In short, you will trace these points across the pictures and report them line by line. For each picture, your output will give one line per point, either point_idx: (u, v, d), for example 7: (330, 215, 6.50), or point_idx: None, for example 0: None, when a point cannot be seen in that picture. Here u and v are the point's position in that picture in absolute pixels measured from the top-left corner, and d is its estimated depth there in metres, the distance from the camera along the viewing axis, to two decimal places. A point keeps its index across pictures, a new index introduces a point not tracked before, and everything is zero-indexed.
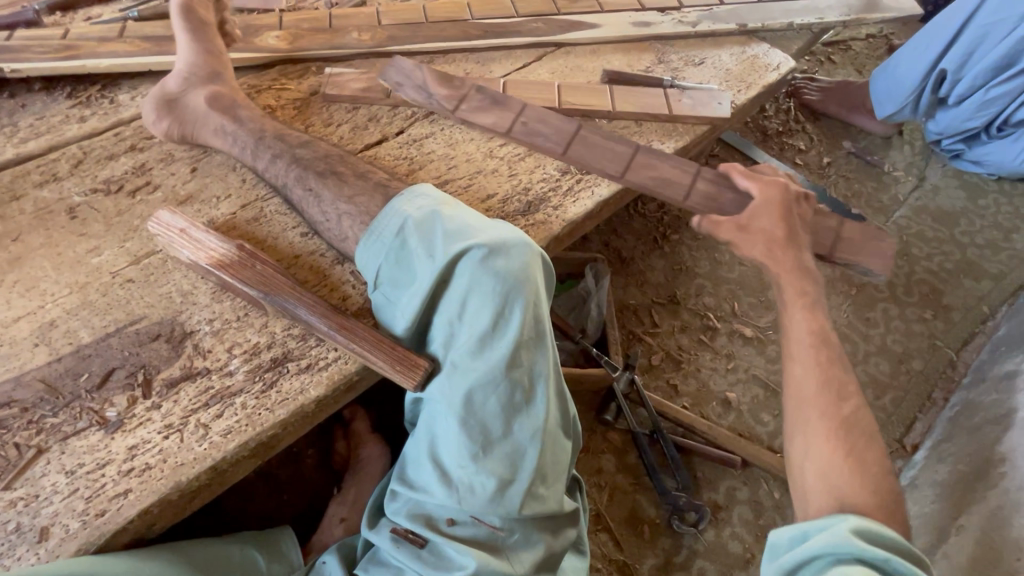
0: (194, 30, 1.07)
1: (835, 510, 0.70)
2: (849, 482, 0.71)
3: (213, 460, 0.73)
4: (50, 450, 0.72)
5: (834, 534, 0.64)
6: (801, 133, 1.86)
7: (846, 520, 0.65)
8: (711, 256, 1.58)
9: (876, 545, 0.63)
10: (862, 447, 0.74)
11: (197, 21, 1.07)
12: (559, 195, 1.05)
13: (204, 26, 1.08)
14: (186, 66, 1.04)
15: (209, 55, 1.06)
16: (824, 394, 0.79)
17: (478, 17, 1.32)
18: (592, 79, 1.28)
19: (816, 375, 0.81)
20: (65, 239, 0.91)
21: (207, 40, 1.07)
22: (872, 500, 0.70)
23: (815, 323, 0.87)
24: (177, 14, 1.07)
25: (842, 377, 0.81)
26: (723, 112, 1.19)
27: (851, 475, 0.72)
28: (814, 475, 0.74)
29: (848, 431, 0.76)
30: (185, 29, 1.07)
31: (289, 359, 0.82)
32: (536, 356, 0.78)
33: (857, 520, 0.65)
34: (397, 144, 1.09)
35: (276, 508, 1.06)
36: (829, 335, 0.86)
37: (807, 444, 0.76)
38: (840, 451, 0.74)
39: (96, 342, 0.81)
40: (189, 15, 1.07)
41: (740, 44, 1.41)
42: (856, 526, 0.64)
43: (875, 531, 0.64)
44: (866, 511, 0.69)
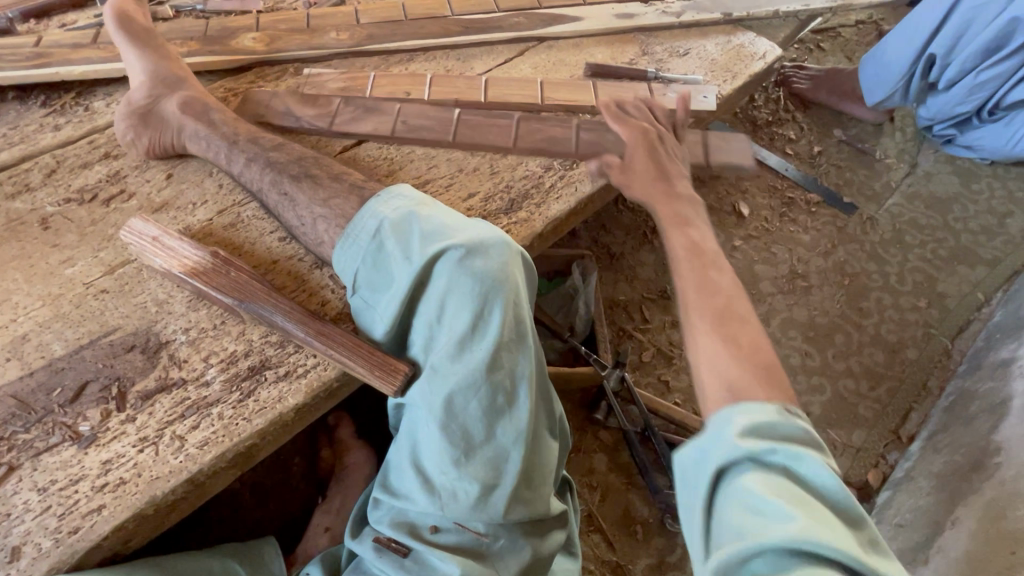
0: (134, 41, 1.04)
1: (725, 396, 0.65)
2: (733, 367, 0.68)
3: (189, 473, 0.71)
4: (22, 467, 0.70)
5: (729, 443, 0.57)
6: (792, 123, 1.83)
7: (736, 421, 0.59)
8: None
9: (770, 435, 0.57)
10: (738, 330, 0.72)
11: (136, 28, 1.06)
12: (541, 193, 1.04)
13: (142, 32, 1.06)
14: (146, 75, 1.02)
15: (163, 60, 1.04)
16: (701, 296, 0.78)
17: (459, 13, 1.29)
18: (575, 73, 1.25)
19: (693, 281, 0.81)
20: (37, 250, 0.89)
21: (151, 45, 1.05)
22: (755, 374, 0.67)
23: (688, 240, 0.89)
24: (114, 24, 1.05)
25: (717, 283, 0.80)
26: (708, 105, 1.18)
27: (736, 361, 0.68)
28: (702, 368, 0.70)
29: (722, 324, 0.73)
30: (124, 38, 1.05)
31: (267, 366, 0.80)
32: (517, 358, 0.76)
33: (746, 418, 0.59)
34: (376, 145, 1.07)
35: (264, 518, 1.05)
36: (704, 247, 0.87)
37: (693, 343, 0.73)
38: (719, 342, 0.71)
39: (69, 355, 0.79)
40: (124, 22, 1.05)
41: (725, 33, 1.39)
42: (747, 424, 0.58)
43: (766, 421, 0.58)
44: (750, 386, 0.65)
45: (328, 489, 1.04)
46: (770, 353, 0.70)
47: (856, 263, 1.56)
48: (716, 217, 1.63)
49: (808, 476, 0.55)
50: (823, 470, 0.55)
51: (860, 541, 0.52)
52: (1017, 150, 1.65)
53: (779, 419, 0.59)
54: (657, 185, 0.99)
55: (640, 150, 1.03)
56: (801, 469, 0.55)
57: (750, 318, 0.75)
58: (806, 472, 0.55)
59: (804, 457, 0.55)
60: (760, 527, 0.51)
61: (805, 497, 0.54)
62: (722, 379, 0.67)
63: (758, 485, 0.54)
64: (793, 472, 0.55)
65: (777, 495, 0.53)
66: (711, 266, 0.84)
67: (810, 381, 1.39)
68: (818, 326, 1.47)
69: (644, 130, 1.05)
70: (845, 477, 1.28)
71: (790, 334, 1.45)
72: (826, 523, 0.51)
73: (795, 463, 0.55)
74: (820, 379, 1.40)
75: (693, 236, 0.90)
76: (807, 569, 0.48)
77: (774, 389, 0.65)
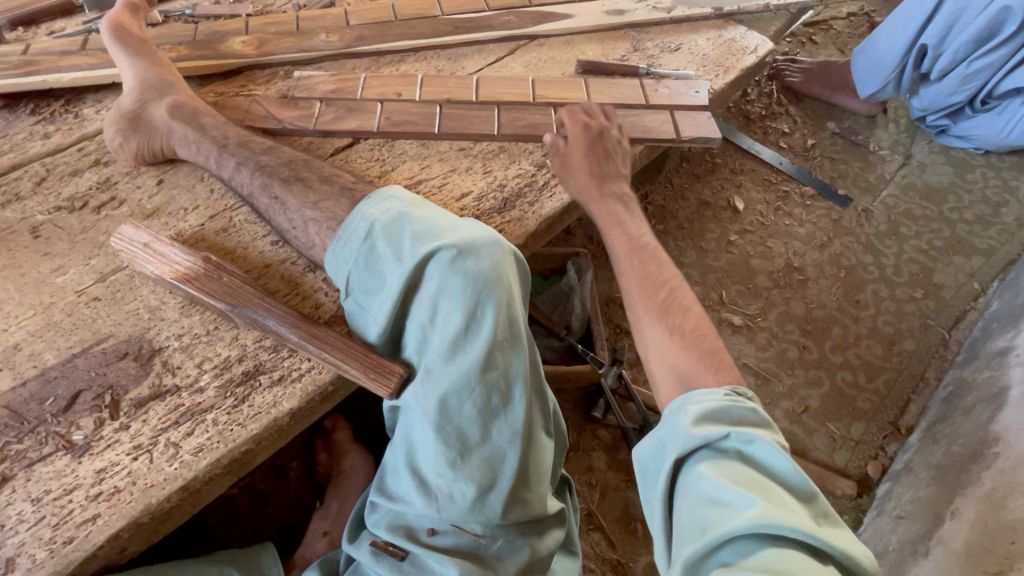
0: (131, 49, 1.04)
1: (676, 385, 0.71)
2: (682, 357, 0.73)
3: (184, 480, 0.71)
4: (15, 477, 0.70)
5: (684, 435, 0.61)
6: (785, 116, 1.83)
7: (689, 413, 0.63)
8: (698, 246, 1.57)
9: (722, 422, 0.61)
10: (681, 320, 0.78)
11: (133, 39, 1.05)
12: (534, 191, 1.03)
13: (140, 42, 1.06)
14: (138, 83, 1.02)
15: (157, 68, 1.04)
16: (646, 291, 0.83)
17: (449, 12, 1.29)
18: (566, 71, 1.25)
19: (636, 278, 0.86)
20: (28, 259, 0.88)
21: (146, 54, 1.05)
22: (701, 360, 0.72)
23: (627, 234, 0.93)
24: (109, 34, 1.05)
25: (658, 276, 0.85)
26: (700, 100, 1.18)
27: (683, 351, 0.74)
28: (657, 363, 0.76)
29: (668, 315, 0.79)
30: (119, 47, 1.05)
31: (261, 371, 0.80)
32: (512, 357, 0.76)
33: (696, 407, 0.63)
34: (368, 147, 1.07)
35: (263, 523, 1.05)
36: (642, 240, 0.92)
37: (646, 340, 0.79)
38: (667, 334, 0.77)
39: (62, 364, 0.78)
40: (121, 32, 1.05)
41: (717, 28, 1.38)
42: (699, 414, 0.62)
43: (716, 408, 0.62)
44: (697, 371, 0.71)
45: (326, 493, 1.04)
46: (713, 336, 0.76)
47: (852, 256, 1.56)
48: (711, 213, 1.63)
49: (761, 457, 0.58)
50: (773, 449, 0.58)
51: (813, 514, 0.55)
52: (1010, 139, 1.65)
53: (728, 405, 0.62)
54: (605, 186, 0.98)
55: (575, 151, 1.01)
56: (754, 451, 0.59)
57: (693, 305, 0.80)
58: (758, 454, 0.59)
59: (754, 439, 0.59)
60: (719, 513, 0.54)
61: (759, 478, 0.57)
62: (673, 370, 0.73)
63: (713, 472, 0.57)
64: (747, 455, 0.59)
65: (732, 479, 0.56)
66: (652, 260, 0.89)
67: (808, 374, 1.39)
68: (815, 319, 1.47)
69: (585, 130, 1.03)
70: (844, 470, 1.28)
71: (787, 328, 1.45)
72: (780, 501, 0.54)
73: (747, 446, 0.59)
74: (818, 372, 1.40)
75: (632, 228, 0.95)
76: (762, 544, 0.52)
77: (719, 370, 0.70)
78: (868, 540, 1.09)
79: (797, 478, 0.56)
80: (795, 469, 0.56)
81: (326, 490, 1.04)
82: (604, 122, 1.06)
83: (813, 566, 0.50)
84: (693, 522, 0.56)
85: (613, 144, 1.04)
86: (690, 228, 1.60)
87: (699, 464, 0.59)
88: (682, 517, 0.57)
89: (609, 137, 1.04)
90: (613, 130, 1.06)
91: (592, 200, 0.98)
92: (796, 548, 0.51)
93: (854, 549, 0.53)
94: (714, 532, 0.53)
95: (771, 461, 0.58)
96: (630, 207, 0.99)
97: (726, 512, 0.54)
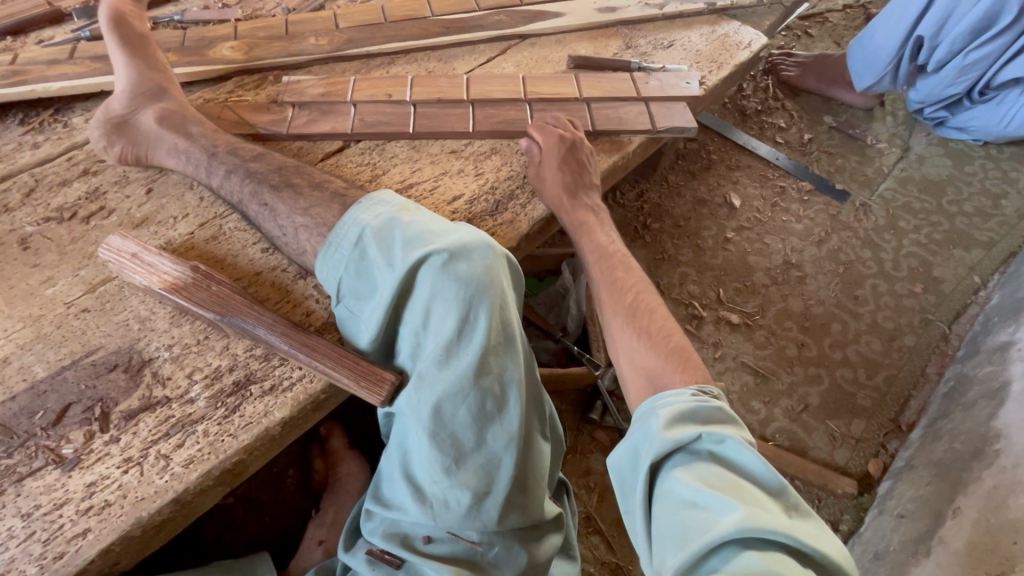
0: (132, 46, 1.03)
1: (645, 385, 0.74)
2: (651, 359, 0.76)
3: (174, 494, 0.70)
4: (5, 493, 0.69)
5: (656, 439, 0.60)
6: (781, 111, 1.82)
7: (660, 416, 0.63)
8: (694, 243, 1.56)
9: (692, 424, 0.61)
10: (649, 322, 0.80)
11: (136, 38, 1.03)
12: (526, 193, 1.02)
13: (141, 42, 1.04)
14: (128, 85, 1.00)
15: (152, 71, 1.02)
16: (615, 295, 0.86)
17: (439, 13, 1.28)
18: (558, 69, 1.24)
19: (606, 283, 0.88)
20: (16, 271, 0.87)
21: (145, 55, 1.03)
22: (668, 359, 0.75)
23: (600, 241, 0.95)
24: (109, 28, 1.02)
25: (626, 279, 0.88)
26: (692, 90, 1.17)
27: (652, 352, 0.76)
28: (628, 364, 0.79)
29: (636, 317, 0.81)
30: (119, 44, 1.02)
31: (252, 381, 0.79)
32: (506, 362, 0.75)
33: (667, 411, 0.63)
34: (358, 151, 1.06)
35: (259, 532, 1.04)
36: (613, 247, 0.95)
37: (618, 343, 0.81)
38: (636, 336, 0.79)
39: (51, 377, 0.78)
40: (123, 28, 1.03)
41: (710, 23, 1.37)
42: (669, 417, 0.62)
43: (685, 410, 0.62)
44: (665, 371, 0.73)
45: (321, 501, 1.03)
46: (679, 335, 0.79)
47: (851, 251, 1.55)
48: (708, 210, 1.61)
49: (733, 457, 0.59)
50: (743, 448, 0.58)
51: (788, 511, 0.55)
52: (1009, 130, 1.63)
53: (696, 406, 0.63)
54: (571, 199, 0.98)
55: (549, 162, 0.99)
56: (725, 451, 0.59)
57: (659, 307, 0.83)
58: (729, 454, 0.59)
59: (725, 439, 0.59)
60: (698, 517, 0.54)
61: (734, 479, 0.57)
62: (643, 372, 0.75)
63: (688, 476, 0.57)
64: (719, 456, 0.59)
65: (709, 482, 0.56)
66: (621, 266, 0.91)
67: (807, 372, 1.38)
68: (814, 316, 1.45)
69: (560, 141, 1.01)
70: (845, 468, 1.27)
71: (786, 325, 1.44)
72: (755, 499, 0.54)
73: (719, 447, 0.59)
74: (817, 370, 1.39)
75: (605, 234, 0.96)
76: (745, 551, 0.51)
77: (687, 367, 0.73)
78: (869, 539, 1.08)
79: (768, 474, 0.56)
80: (765, 466, 0.56)
81: (321, 498, 1.03)
82: (576, 132, 1.04)
83: (792, 563, 0.50)
84: (673, 528, 0.54)
85: (587, 155, 1.03)
86: (686, 225, 1.58)
87: (674, 471, 0.58)
88: (662, 524, 0.56)
89: (582, 148, 1.03)
90: (584, 140, 1.05)
91: (565, 210, 0.98)
92: (775, 546, 0.51)
93: (829, 543, 0.53)
94: (696, 538, 0.52)
95: (742, 460, 0.58)
96: (602, 216, 1.00)
97: (705, 517, 0.53)
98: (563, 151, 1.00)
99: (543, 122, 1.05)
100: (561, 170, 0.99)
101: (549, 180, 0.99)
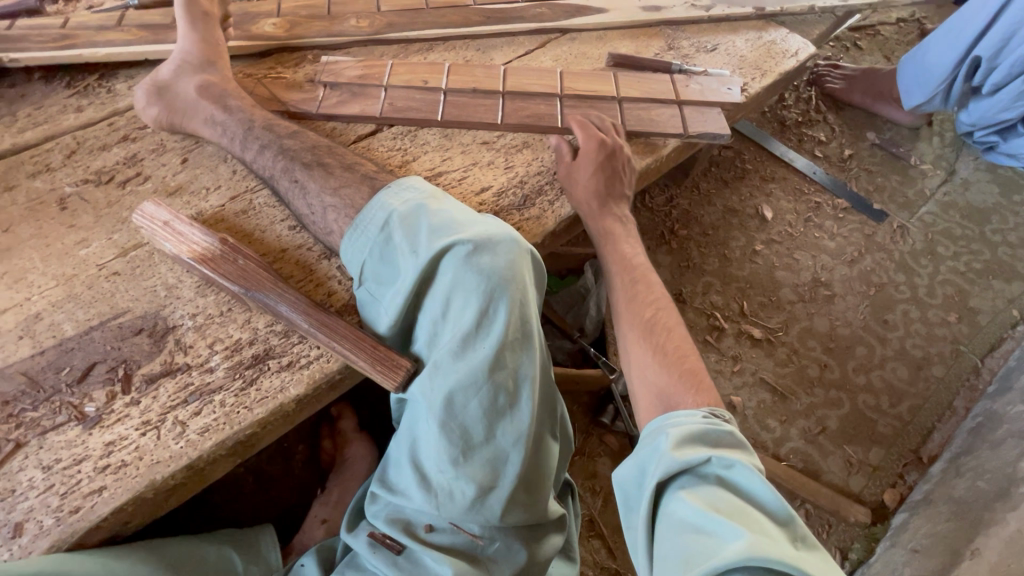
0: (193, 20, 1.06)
1: (655, 404, 0.73)
2: (663, 376, 0.75)
3: (187, 460, 0.72)
4: (29, 444, 0.71)
5: (665, 458, 0.59)
6: (822, 124, 1.77)
7: (669, 435, 0.62)
8: (720, 253, 1.53)
9: (701, 445, 0.60)
10: (664, 339, 0.79)
11: (199, 11, 1.06)
12: (555, 189, 1.01)
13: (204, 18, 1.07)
14: (180, 54, 1.02)
15: (205, 44, 1.04)
16: (633, 309, 0.85)
17: (481, 2, 1.26)
18: (598, 66, 1.22)
19: (626, 296, 0.87)
20: (54, 230, 0.90)
21: (203, 30, 1.06)
22: (680, 379, 0.74)
23: (623, 252, 0.94)
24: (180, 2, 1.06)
25: (647, 294, 0.87)
26: (733, 97, 1.14)
27: (664, 370, 0.75)
28: (638, 379, 0.78)
29: (652, 334, 0.80)
30: (184, 16, 1.06)
31: (270, 355, 0.80)
32: (521, 358, 0.74)
33: (677, 430, 0.62)
34: (390, 136, 1.06)
35: (266, 505, 1.06)
36: (635, 260, 0.93)
37: (631, 356, 0.80)
38: (650, 353, 0.78)
39: (79, 336, 0.80)
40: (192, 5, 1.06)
41: (756, 29, 1.33)
42: (678, 437, 0.61)
43: (695, 431, 0.61)
44: (677, 392, 0.72)
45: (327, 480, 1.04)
46: (695, 357, 0.77)
47: (884, 273, 1.50)
48: (738, 220, 1.58)
49: (741, 482, 0.58)
50: (752, 475, 0.58)
51: (792, 541, 0.54)
52: None
53: (707, 428, 0.62)
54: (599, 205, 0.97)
55: (585, 164, 0.98)
56: (733, 476, 0.58)
57: (676, 326, 0.82)
58: (737, 478, 0.58)
59: (734, 464, 0.58)
60: (704, 542, 0.52)
61: (741, 505, 0.56)
62: (654, 389, 0.74)
63: (695, 499, 0.56)
64: (727, 480, 0.58)
65: (715, 506, 0.55)
66: (642, 279, 0.90)
67: (826, 395, 1.35)
68: (839, 337, 1.42)
69: (600, 146, 0.99)
70: (859, 497, 1.24)
71: (809, 344, 1.41)
72: (762, 528, 0.53)
73: (727, 471, 0.58)
74: (838, 394, 1.35)
75: (628, 246, 0.95)
76: None
77: (700, 389, 0.72)
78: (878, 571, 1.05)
79: (776, 503, 0.55)
80: (774, 494, 0.55)
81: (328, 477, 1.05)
82: (614, 138, 1.02)
83: None
84: (677, 552, 0.53)
85: (625, 164, 1.01)
86: (713, 234, 1.56)
87: (682, 493, 0.57)
88: (665, 546, 0.55)
89: (621, 156, 1.00)
90: (624, 147, 1.03)
91: (592, 216, 0.96)
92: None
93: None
94: (700, 563, 0.51)
95: (751, 486, 0.57)
96: (629, 228, 0.98)
97: (710, 542, 0.52)
98: (599, 155, 0.98)
99: (583, 123, 1.03)
100: (593, 174, 0.97)
101: (579, 180, 0.98)
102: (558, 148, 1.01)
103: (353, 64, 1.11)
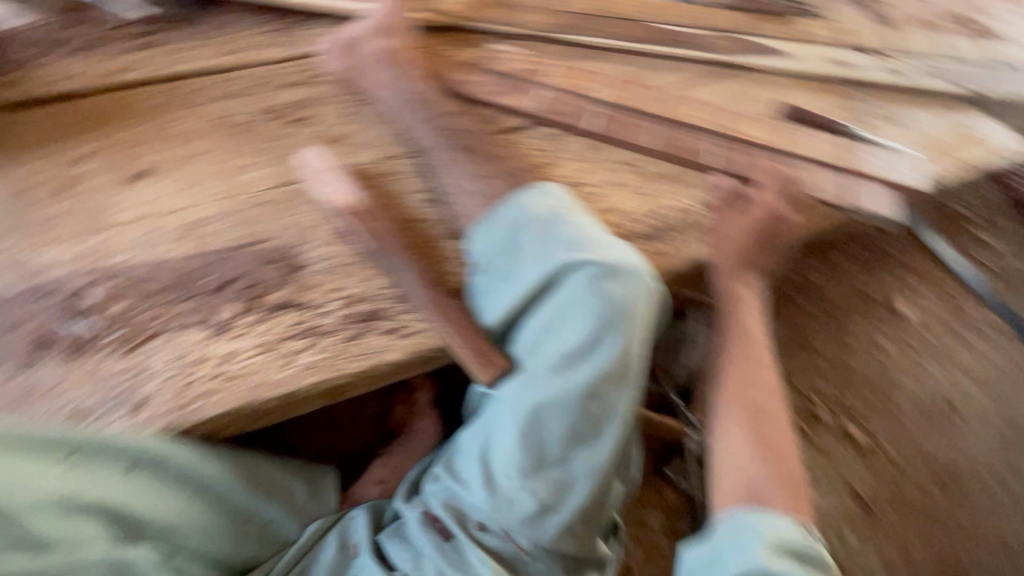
0: None
1: (744, 494, 0.78)
2: (754, 467, 0.80)
3: (285, 391, 0.77)
4: (164, 334, 0.80)
5: (752, 556, 0.70)
6: (991, 227, 1.59)
7: (761, 536, 0.72)
8: (840, 337, 1.39)
9: (786, 556, 0.71)
10: (767, 432, 0.84)
11: None
12: (690, 230, 0.97)
13: None
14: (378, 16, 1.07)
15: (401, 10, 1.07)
16: (743, 389, 0.87)
17: (659, 21, 1.24)
18: (766, 111, 1.15)
19: (739, 372, 0.88)
20: (226, 149, 0.98)
21: None
22: (772, 477, 0.80)
23: (752, 325, 0.93)
24: None
25: (760, 379, 0.89)
26: (916, 182, 1.05)
27: (760, 464, 0.81)
28: (726, 459, 0.83)
29: (756, 421, 0.85)
30: None
31: (379, 316, 0.84)
32: (618, 393, 0.74)
33: (768, 534, 0.72)
34: (538, 135, 1.06)
35: (328, 446, 1.12)
36: (759, 336, 0.92)
37: (726, 434, 0.84)
38: (749, 441, 0.83)
39: (226, 251, 0.88)
40: None
41: (954, 111, 1.22)
42: (769, 541, 0.71)
43: (782, 540, 0.72)
44: (770, 494, 0.78)
45: (390, 443, 1.08)
46: (789, 458, 0.83)
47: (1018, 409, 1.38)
48: (869, 306, 1.42)
49: None
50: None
51: None
52: None
53: (790, 537, 0.73)
54: (743, 267, 0.96)
55: (742, 222, 0.95)
56: None
57: (778, 420, 0.86)
58: None
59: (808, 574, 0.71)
60: None
61: None
62: (743, 476, 0.80)
63: None
64: None
65: None
66: (755, 357, 0.90)
67: (904, 524, 1.26)
68: (949, 465, 1.32)
69: (773, 211, 0.95)
70: None
71: (914, 463, 1.31)
72: None
73: None
74: (933, 524, 1.28)
75: (751, 314, 0.94)
76: None
77: (786, 489, 0.79)
78: None
79: None
80: None
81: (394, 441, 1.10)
82: (790, 217, 0.97)
83: None
84: None
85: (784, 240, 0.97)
86: (836, 311, 1.41)
87: None
88: None
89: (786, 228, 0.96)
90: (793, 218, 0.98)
91: (729, 276, 0.94)
92: None
93: None
94: None
95: None
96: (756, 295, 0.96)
97: None
98: (769, 221, 0.95)
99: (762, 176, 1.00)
100: (751, 233, 0.95)
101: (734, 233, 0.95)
102: (722, 189, 0.98)
103: (518, 58, 1.13)
